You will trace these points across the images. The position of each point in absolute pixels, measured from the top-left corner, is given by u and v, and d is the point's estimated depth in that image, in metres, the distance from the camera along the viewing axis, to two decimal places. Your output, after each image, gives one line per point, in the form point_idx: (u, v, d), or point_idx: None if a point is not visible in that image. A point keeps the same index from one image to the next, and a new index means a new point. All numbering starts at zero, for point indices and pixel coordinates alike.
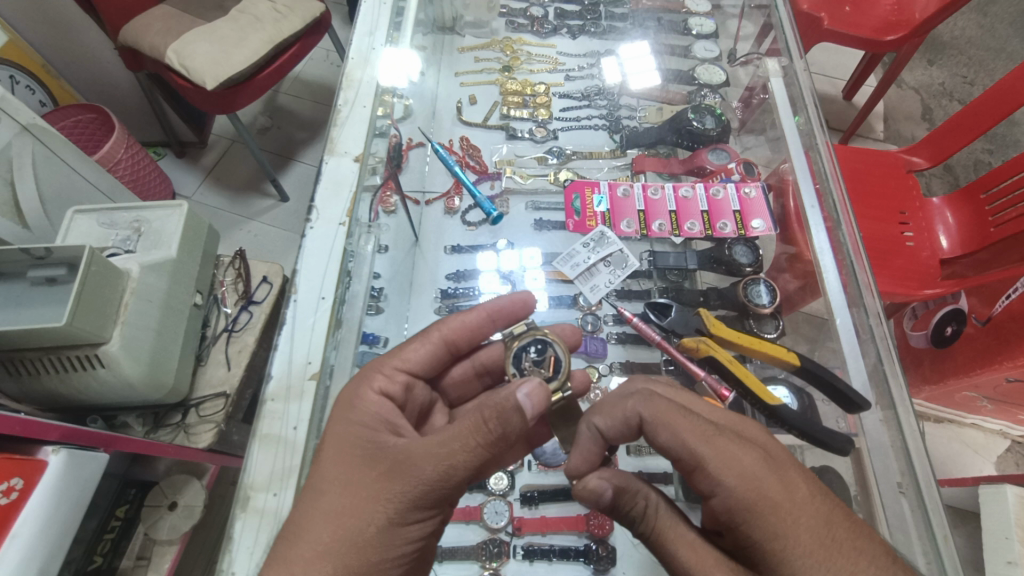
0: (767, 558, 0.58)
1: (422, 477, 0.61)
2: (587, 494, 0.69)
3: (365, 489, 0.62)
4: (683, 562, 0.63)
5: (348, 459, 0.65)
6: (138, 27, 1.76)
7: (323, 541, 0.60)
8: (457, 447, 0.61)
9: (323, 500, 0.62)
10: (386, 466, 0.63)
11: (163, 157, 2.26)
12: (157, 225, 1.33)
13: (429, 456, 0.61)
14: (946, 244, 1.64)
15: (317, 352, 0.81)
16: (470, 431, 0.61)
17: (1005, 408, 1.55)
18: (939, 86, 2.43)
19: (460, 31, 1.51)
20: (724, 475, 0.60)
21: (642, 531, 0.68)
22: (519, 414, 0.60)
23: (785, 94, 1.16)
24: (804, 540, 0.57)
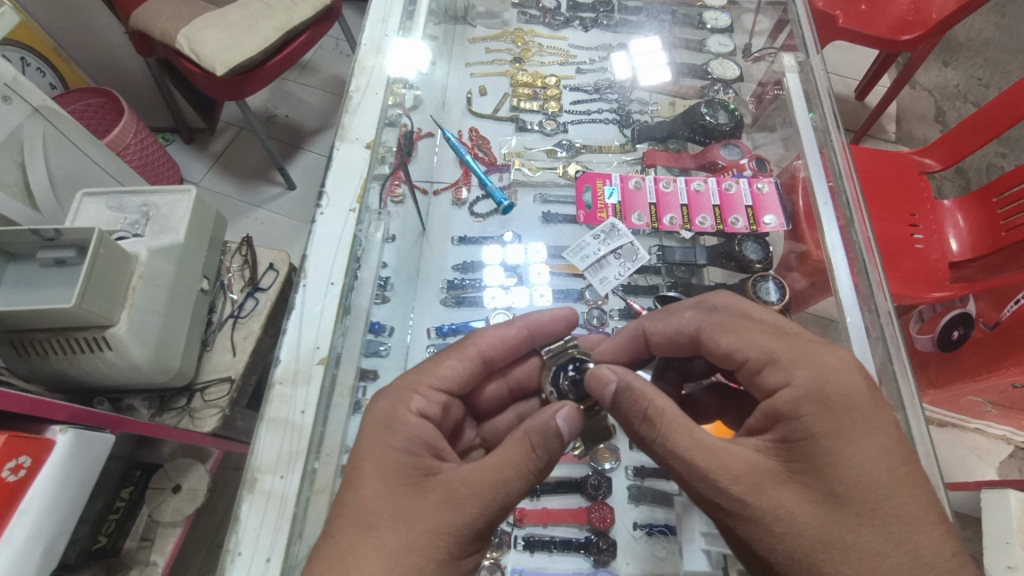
0: (822, 450, 0.61)
1: (480, 506, 0.61)
2: (593, 382, 0.72)
3: (421, 522, 0.59)
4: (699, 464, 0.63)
5: (393, 489, 0.62)
6: (149, 12, 1.75)
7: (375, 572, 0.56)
8: (507, 473, 0.62)
9: (374, 536, 0.59)
10: (441, 496, 0.61)
11: (172, 143, 2.27)
12: (165, 210, 1.33)
13: (486, 484, 0.62)
14: (955, 247, 1.62)
15: (326, 338, 0.81)
16: (520, 458, 0.63)
17: (1010, 413, 1.54)
18: (953, 88, 2.40)
19: (472, 21, 1.50)
20: (795, 369, 0.66)
21: (647, 432, 0.67)
22: (558, 437, 0.66)
23: (801, 89, 1.14)
24: (848, 440, 0.61)
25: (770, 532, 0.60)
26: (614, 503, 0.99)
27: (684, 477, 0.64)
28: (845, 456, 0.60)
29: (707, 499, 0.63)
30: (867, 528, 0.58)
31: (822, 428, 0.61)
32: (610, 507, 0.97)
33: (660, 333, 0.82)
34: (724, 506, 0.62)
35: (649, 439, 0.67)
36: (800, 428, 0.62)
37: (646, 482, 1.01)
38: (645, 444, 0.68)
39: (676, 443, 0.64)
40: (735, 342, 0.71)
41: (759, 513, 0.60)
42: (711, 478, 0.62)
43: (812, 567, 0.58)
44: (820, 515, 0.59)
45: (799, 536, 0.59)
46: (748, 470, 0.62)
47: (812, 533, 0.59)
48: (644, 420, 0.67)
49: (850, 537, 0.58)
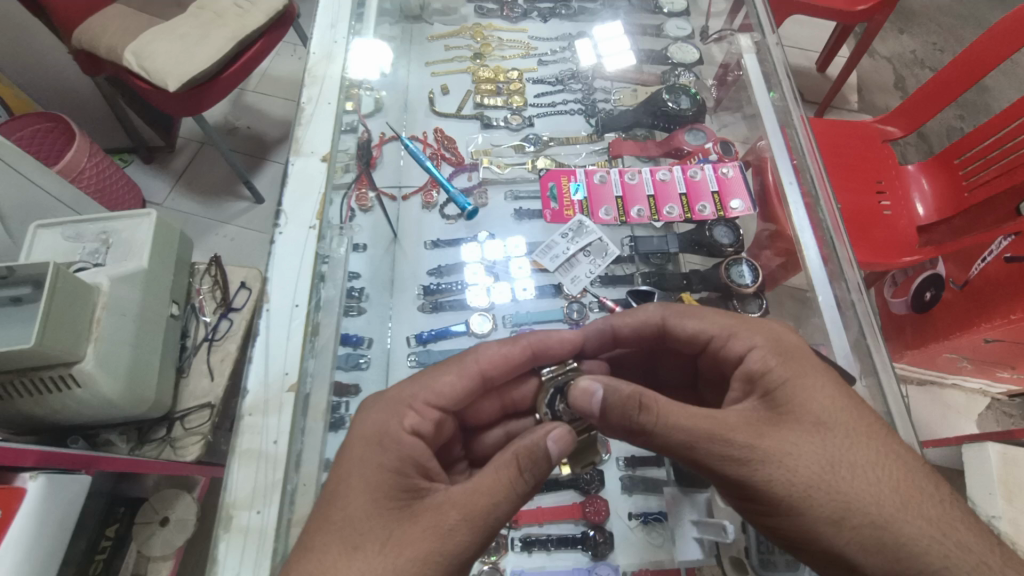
0: (801, 392, 0.65)
1: (471, 534, 0.60)
2: (579, 397, 0.68)
3: (409, 548, 0.57)
4: (693, 433, 0.62)
5: (377, 514, 0.60)
6: (93, 28, 1.68)
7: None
8: (496, 496, 0.61)
9: (358, 559, 0.57)
10: (430, 522, 0.59)
11: (130, 164, 2.18)
12: (126, 236, 1.29)
13: (475, 509, 0.60)
14: (922, 211, 1.65)
15: (294, 363, 0.81)
16: (508, 480, 0.62)
17: (984, 366, 1.58)
18: (910, 55, 2.44)
19: (429, 19, 1.47)
20: (750, 338, 0.72)
21: (642, 421, 0.63)
22: (547, 457, 0.64)
23: (757, 69, 1.15)
24: (816, 383, 0.65)
25: (785, 470, 0.60)
26: (607, 494, 0.99)
27: (690, 444, 0.61)
28: (818, 391, 0.65)
29: (714, 458, 0.61)
30: (863, 447, 0.61)
31: (790, 374, 0.66)
32: (604, 499, 0.97)
33: (627, 326, 0.82)
34: (733, 456, 0.61)
35: (650, 427, 0.63)
36: (774, 377, 0.66)
37: (637, 471, 1.01)
38: (644, 432, 0.64)
39: (675, 414, 0.62)
40: (700, 324, 0.77)
41: (770, 455, 0.60)
42: (717, 436, 0.61)
43: (827, 493, 0.59)
44: (818, 444, 0.61)
45: (808, 465, 0.60)
46: (744, 427, 0.62)
47: (818, 460, 0.60)
48: (642, 409, 0.63)
49: (853, 457, 0.61)
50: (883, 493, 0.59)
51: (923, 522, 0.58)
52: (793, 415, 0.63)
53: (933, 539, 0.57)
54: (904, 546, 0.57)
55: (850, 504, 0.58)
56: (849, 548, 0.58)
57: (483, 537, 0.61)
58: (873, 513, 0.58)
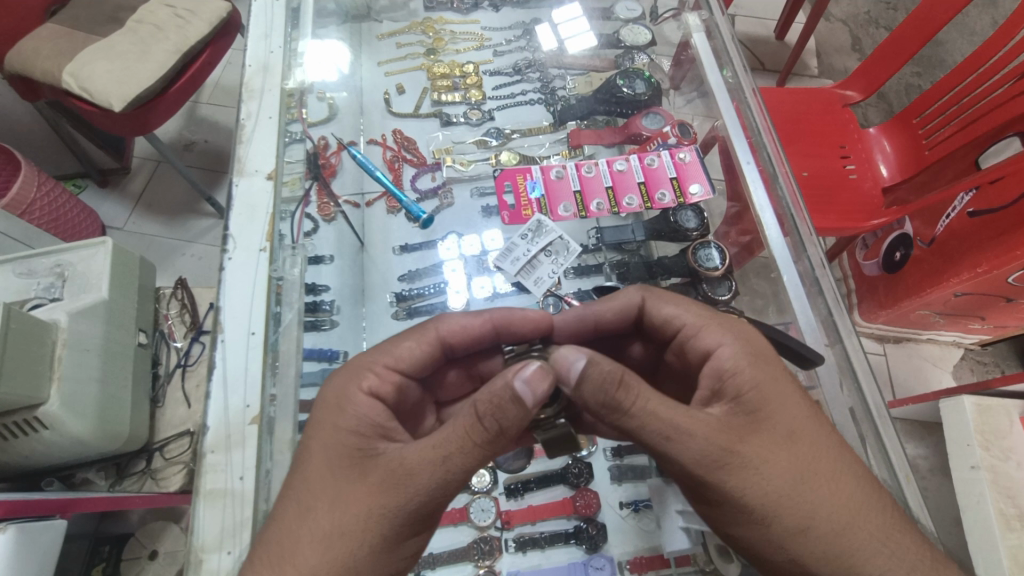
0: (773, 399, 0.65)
1: (421, 485, 0.58)
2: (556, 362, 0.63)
3: (355, 505, 0.58)
4: (663, 414, 0.60)
5: (327, 478, 0.60)
6: (26, 51, 1.60)
7: (313, 555, 0.56)
8: (450, 454, 0.58)
9: (310, 518, 0.58)
10: (379, 479, 0.59)
11: (84, 190, 2.08)
12: (82, 268, 1.24)
13: (425, 466, 0.58)
14: (886, 172, 1.67)
15: (255, 393, 0.76)
16: (465, 432, 0.58)
17: (955, 320, 1.61)
18: (865, 15, 2.46)
19: (377, 17, 1.43)
20: (721, 334, 0.71)
21: (615, 395, 0.59)
22: (518, 405, 0.57)
23: (708, 46, 1.14)
24: (787, 380, 0.67)
25: (758, 479, 0.60)
26: (597, 487, 1.00)
27: (668, 435, 0.60)
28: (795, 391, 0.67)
29: (694, 460, 0.60)
30: (826, 455, 0.64)
31: (770, 373, 0.67)
32: (594, 491, 0.98)
33: (610, 312, 0.83)
34: (712, 462, 0.60)
35: (628, 405, 0.59)
36: (748, 378, 0.66)
37: (625, 460, 1.01)
38: (618, 413, 0.60)
39: (652, 399, 0.60)
40: (676, 310, 0.77)
41: (744, 460, 0.61)
42: (693, 433, 0.60)
43: (792, 503, 0.61)
44: (789, 452, 0.63)
45: (779, 477, 0.61)
46: (723, 428, 0.62)
47: (788, 470, 0.62)
48: (620, 386, 0.59)
49: (816, 466, 0.63)
50: (840, 503, 0.62)
51: (870, 529, 0.62)
52: (768, 420, 0.64)
53: (879, 550, 0.61)
54: (854, 553, 0.61)
55: (810, 514, 0.61)
56: (813, 551, 0.61)
57: (437, 497, 0.59)
58: (829, 524, 0.61)
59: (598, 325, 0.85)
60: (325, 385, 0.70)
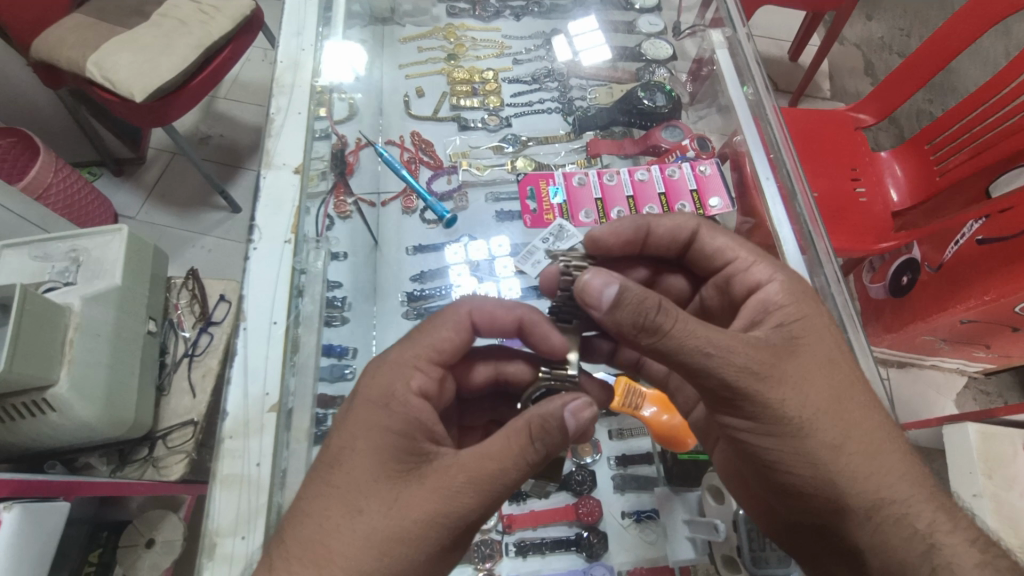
0: (812, 330, 0.67)
1: (476, 496, 0.58)
2: (586, 292, 0.62)
3: (414, 510, 0.57)
4: (702, 337, 0.60)
5: (379, 481, 0.58)
6: (53, 39, 1.62)
7: (363, 550, 0.55)
8: (504, 465, 0.59)
9: (364, 521, 0.56)
10: (437, 483, 0.58)
11: (99, 178, 2.11)
12: (97, 254, 1.25)
13: (481, 474, 0.59)
14: (896, 197, 1.68)
15: (274, 382, 0.78)
16: (519, 446, 0.60)
17: (961, 347, 1.62)
18: (878, 40, 2.44)
19: (400, 21, 1.45)
20: (770, 270, 0.73)
21: (658, 322, 0.59)
22: (563, 428, 0.62)
23: (730, 62, 1.15)
24: (819, 330, 0.67)
25: (795, 397, 0.62)
26: (599, 495, 1.00)
27: (707, 352, 0.59)
28: (821, 336, 0.66)
29: (735, 377, 0.61)
30: (859, 388, 0.66)
31: (799, 315, 0.67)
32: (596, 499, 0.98)
33: (664, 227, 0.83)
34: (754, 376, 0.61)
35: (666, 328, 0.59)
36: (789, 312, 0.67)
37: (628, 469, 1.01)
38: (657, 336, 0.59)
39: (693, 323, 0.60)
40: (728, 243, 0.79)
41: (782, 379, 0.62)
42: (734, 353, 0.60)
43: (825, 427, 0.62)
44: (824, 377, 0.64)
45: (813, 398, 0.63)
46: (765, 349, 0.63)
47: (823, 392, 0.63)
48: (660, 309, 0.59)
49: (848, 395, 0.64)
50: (869, 432, 0.64)
51: (894, 458, 0.64)
52: (808, 348, 0.65)
53: (903, 478, 0.63)
54: (878, 476, 0.63)
55: (840, 437, 0.62)
56: (835, 476, 0.63)
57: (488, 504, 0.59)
58: (857, 448, 0.63)
59: (645, 245, 0.85)
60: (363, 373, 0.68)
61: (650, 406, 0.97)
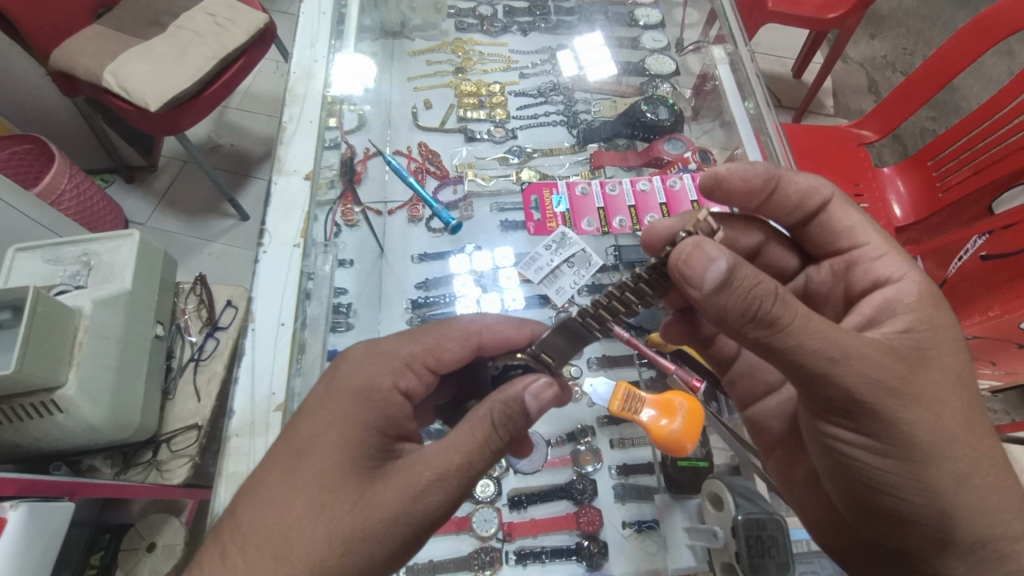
0: (941, 345, 0.64)
1: (442, 493, 0.58)
2: (695, 259, 0.58)
3: (379, 509, 0.56)
4: (832, 343, 0.57)
5: (343, 477, 0.58)
6: (72, 50, 1.67)
7: (326, 546, 0.54)
8: (469, 458, 0.59)
9: (326, 515, 0.55)
10: (404, 481, 0.58)
11: (112, 185, 2.15)
12: (108, 258, 1.27)
13: (445, 470, 0.58)
14: (899, 212, 1.69)
15: (280, 382, 0.78)
16: (482, 441, 0.60)
17: (966, 364, 1.61)
18: (881, 59, 2.51)
19: (409, 35, 1.49)
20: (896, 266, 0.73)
21: (778, 313, 0.56)
22: (525, 413, 0.62)
23: (732, 78, 1.18)
24: (949, 344, 0.64)
25: (925, 415, 0.59)
26: (600, 504, 1.00)
27: (835, 358, 0.57)
28: (952, 357, 0.64)
29: (866, 387, 0.58)
30: (979, 413, 0.63)
31: (927, 324, 0.65)
32: (596, 508, 0.98)
33: (794, 185, 0.79)
34: (888, 388, 0.59)
35: (786, 325, 0.57)
36: (920, 321, 0.65)
37: (629, 479, 1.02)
38: (776, 333, 0.57)
39: (817, 325, 0.57)
40: (856, 225, 0.79)
41: (913, 392, 0.59)
42: (867, 361, 0.58)
43: (949, 448, 0.60)
44: (953, 397, 0.62)
45: (943, 417, 0.60)
46: (895, 358, 0.60)
47: (949, 411, 0.61)
48: (779, 302, 0.56)
49: (971, 417, 0.62)
50: (986, 458, 0.62)
51: (1008, 486, 0.62)
52: (938, 363, 0.62)
53: (1015, 507, 0.62)
54: (992, 503, 0.61)
55: (960, 461, 0.60)
56: (953, 501, 0.61)
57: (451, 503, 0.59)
58: (976, 473, 0.61)
59: (768, 200, 0.81)
60: (340, 367, 0.68)
61: (648, 409, 0.95)
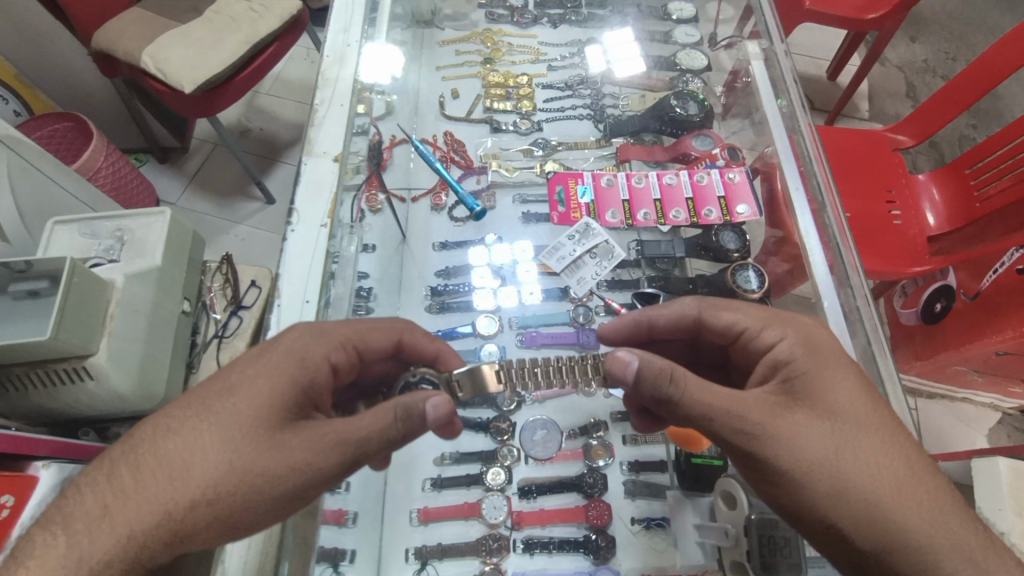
0: (815, 383, 0.67)
1: (340, 458, 0.61)
2: (613, 364, 0.71)
3: (277, 455, 0.59)
4: (711, 406, 0.64)
5: (257, 423, 0.60)
6: (112, 31, 1.71)
7: (216, 482, 0.58)
8: (370, 436, 0.62)
9: (224, 447, 0.59)
10: (304, 437, 0.60)
11: (145, 164, 2.21)
12: (140, 234, 1.30)
13: (350, 438, 0.61)
14: (932, 221, 1.64)
15: None
16: (383, 425, 0.62)
17: (995, 380, 1.56)
18: (922, 63, 2.43)
19: (440, 24, 1.49)
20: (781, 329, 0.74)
21: (670, 392, 0.66)
22: (424, 420, 0.64)
23: (767, 76, 1.15)
24: (828, 384, 0.67)
25: (791, 449, 0.62)
26: (610, 498, 1.00)
27: (708, 418, 0.65)
28: (823, 393, 0.66)
29: (728, 430, 0.64)
30: (871, 438, 0.63)
31: (806, 369, 0.68)
32: (606, 502, 0.98)
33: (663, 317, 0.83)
34: (745, 430, 0.64)
35: (675, 399, 0.66)
36: (797, 366, 0.69)
37: (640, 475, 1.01)
38: (670, 404, 0.67)
39: (697, 393, 0.65)
40: (734, 316, 0.78)
41: (777, 432, 0.63)
42: (730, 413, 0.64)
43: (831, 474, 0.61)
44: (829, 428, 0.63)
45: (812, 448, 0.62)
46: (761, 406, 0.65)
47: (823, 442, 0.62)
48: (672, 382, 0.65)
49: (857, 444, 0.63)
50: (881, 480, 0.61)
51: (918, 508, 0.60)
52: (808, 400, 0.66)
53: (926, 530, 0.59)
54: (897, 527, 0.59)
55: (848, 486, 0.61)
56: (843, 526, 0.61)
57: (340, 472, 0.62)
58: (870, 494, 0.60)
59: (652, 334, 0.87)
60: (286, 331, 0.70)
61: None
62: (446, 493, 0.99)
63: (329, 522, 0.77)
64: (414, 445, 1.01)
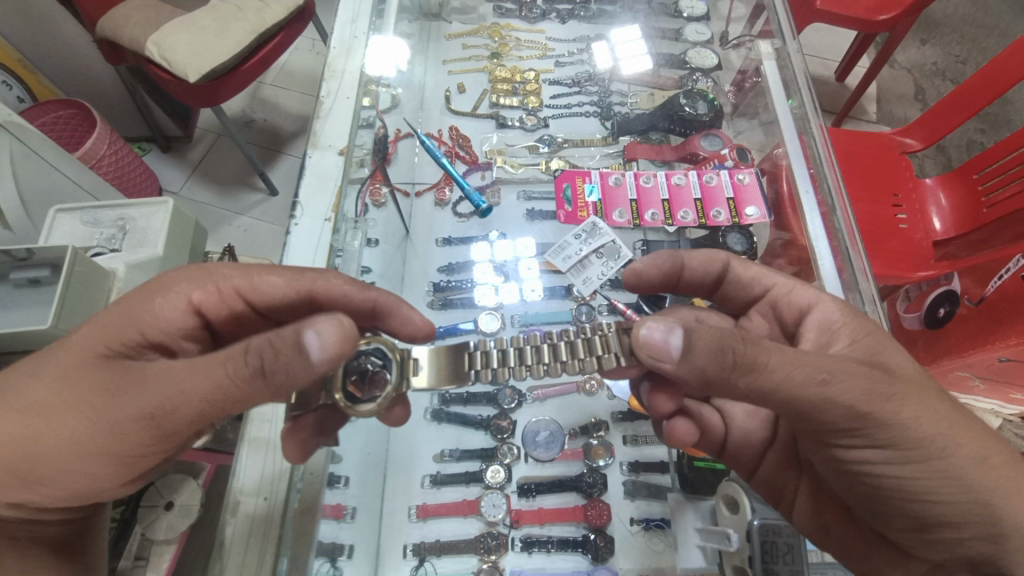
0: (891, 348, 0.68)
1: (136, 411, 0.56)
2: (650, 346, 0.60)
3: (76, 394, 0.58)
4: (789, 374, 0.57)
5: (84, 354, 0.60)
6: (117, 18, 1.69)
7: (22, 413, 0.58)
8: (184, 385, 0.55)
9: (37, 381, 0.59)
10: (107, 379, 0.58)
11: (148, 153, 2.21)
12: (143, 223, 1.30)
13: (149, 390, 0.56)
14: (938, 226, 1.63)
15: None
16: (221, 361, 0.54)
17: (997, 387, 1.54)
18: (931, 66, 2.41)
19: (448, 17, 1.48)
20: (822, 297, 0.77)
21: (742, 352, 0.56)
22: (298, 354, 0.55)
23: (778, 76, 1.14)
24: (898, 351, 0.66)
25: (932, 412, 0.61)
26: (610, 499, 0.99)
27: (823, 377, 0.58)
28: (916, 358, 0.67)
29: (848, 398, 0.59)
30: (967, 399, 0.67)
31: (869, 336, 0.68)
32: (606, 503, 0.98)
33: (698, 261, 0.89)
34: (887, 394, 0.60)
35: (761, 359, 0.56)
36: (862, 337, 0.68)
37: (640, 476, 1.01)
38: (754, 371, 0.57)
39: (771, 354, 0.57)
40: (762, 271, 0.88)
41: (909, 395, 0.61)
42: (837, 376, 0.58)
43: (966, 434, 0.62)
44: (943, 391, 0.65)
45: (945, 409, 0.62)
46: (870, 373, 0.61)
47: (950, 406, 0.63)
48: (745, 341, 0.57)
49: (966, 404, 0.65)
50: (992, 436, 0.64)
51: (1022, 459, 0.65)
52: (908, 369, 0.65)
53: None
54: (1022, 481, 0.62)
55: (978, 444, 0.62)
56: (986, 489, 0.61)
57: (149, 430, 0.57)
58: (994, 452, 0.62)
59: (681, 280, 0.91)
60: (168, 271, 0.72)
61: None
62: (446, 489, 0.99)
63: (330, 516, 0.77)
64: (413, 442, 1.02)
